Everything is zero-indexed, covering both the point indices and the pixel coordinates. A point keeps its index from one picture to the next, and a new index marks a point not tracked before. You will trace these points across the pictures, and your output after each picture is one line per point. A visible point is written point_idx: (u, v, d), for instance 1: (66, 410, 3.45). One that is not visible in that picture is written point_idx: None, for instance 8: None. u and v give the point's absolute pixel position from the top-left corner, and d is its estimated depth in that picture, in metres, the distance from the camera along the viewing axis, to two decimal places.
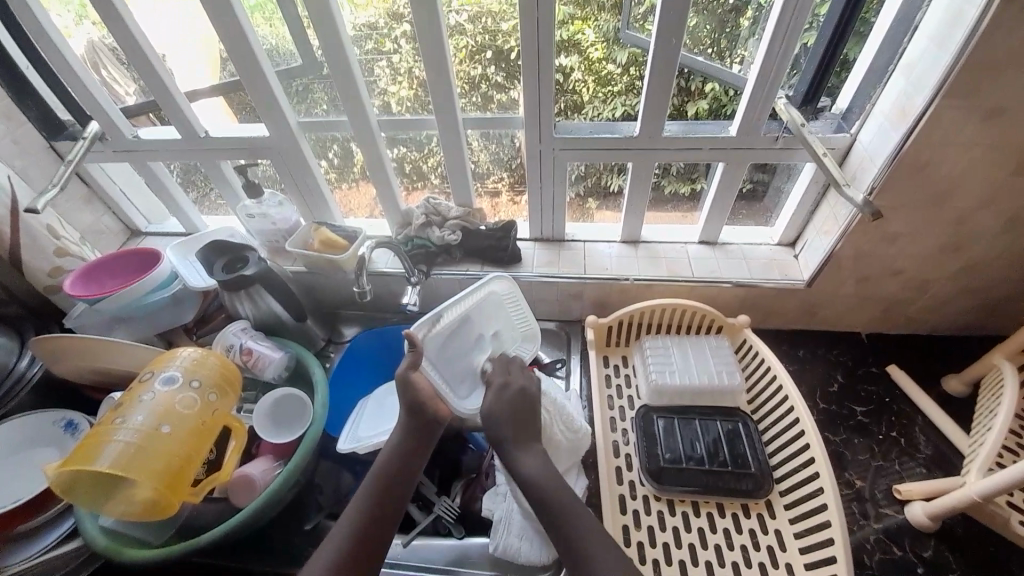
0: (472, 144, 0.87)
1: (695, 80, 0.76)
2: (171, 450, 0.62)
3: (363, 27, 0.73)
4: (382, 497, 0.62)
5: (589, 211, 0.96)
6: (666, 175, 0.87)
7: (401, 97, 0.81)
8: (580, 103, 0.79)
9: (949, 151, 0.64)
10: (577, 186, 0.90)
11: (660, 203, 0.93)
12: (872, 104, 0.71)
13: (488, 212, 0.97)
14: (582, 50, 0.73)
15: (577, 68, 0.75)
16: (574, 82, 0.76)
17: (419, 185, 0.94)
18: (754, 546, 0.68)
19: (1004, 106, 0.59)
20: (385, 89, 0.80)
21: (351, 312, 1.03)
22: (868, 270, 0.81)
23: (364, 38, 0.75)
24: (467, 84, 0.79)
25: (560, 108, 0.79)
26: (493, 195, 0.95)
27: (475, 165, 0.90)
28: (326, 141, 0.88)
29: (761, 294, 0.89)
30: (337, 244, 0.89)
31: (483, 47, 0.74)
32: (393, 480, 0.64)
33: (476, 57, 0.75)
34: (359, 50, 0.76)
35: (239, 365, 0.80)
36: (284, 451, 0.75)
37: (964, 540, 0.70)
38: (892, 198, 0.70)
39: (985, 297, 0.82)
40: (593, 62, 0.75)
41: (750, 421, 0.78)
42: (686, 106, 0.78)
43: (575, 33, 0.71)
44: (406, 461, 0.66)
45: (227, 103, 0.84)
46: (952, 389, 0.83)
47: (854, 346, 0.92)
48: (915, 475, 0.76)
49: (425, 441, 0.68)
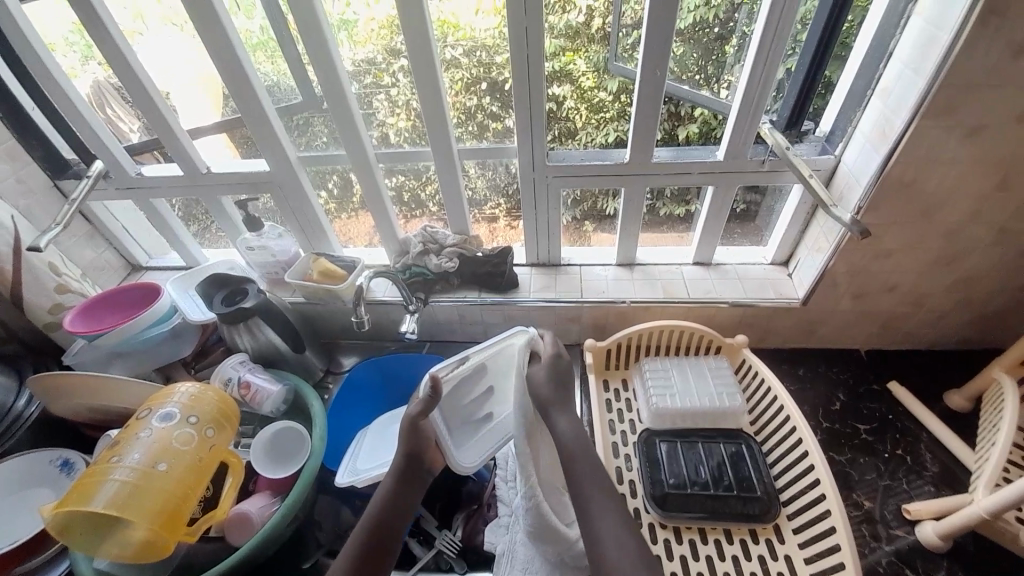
0: (469, 172, 0.89)
1: (684, 106, 0.78)
2: (167, 489, 0.61)
3: (362, 63, 0.76)
4: (373, 540, 0.60)
5: (585, 235, 0.97)
6: (660, 197, 0.89)
7: (399, 128, 0.83)
8: (574, 130, 0.81)
9: (931, 170, 0.66)
10: (573, 210, 0.92)
11: (655, 225, 0.94)
12: (853, 126, 0.73)
13: (486, 237, 0.98)
14: (574, 79, 0.76)
15: (570, 97, 0.77)
16: (567, 110, 0.79)
17: (417, 213, 0.96)
18: (763, 572, 0.66)
19: (982, 124, 0.61)
20: (384, 121, 0.83)
21: (350, 341, 1.03)
22: (862, 287, 0.82)
23: (363, 73, 0.77)
24: (463, 115, 0.81)
25: (554, 135, 0.81)
26: (490, 221, 0.96)
27: (472, 192, 0.91)
28: (326, 173, 0.89)
29: (758, 313, 0.89)
30: (335, 274, 0.89)
31: (478, 80, 0.77)
32: (386, 510, 0.62)
33: (472, 89, 0.78)
34: (358, 84, 0.78)
35: (237, 399, 0.79)
36: (281, 486, 0.73)
37: (979, 561, 0.68)
38: (880, 217, 0.72)
39: (979, 311, 0.83)
40: (585, 90, 0.77)
41: (753, 443, 0.77)
42: (676, 130, 0.81)
43: (566, 63, 0.74)
44: (399, 502, 0.63)
45: (230, 139, 0.86)
46: (955, 405, 0.83)
47: (854, 363, 0.92)
48: (924, 494, 0.75)
49: (418, 471, 0.65)
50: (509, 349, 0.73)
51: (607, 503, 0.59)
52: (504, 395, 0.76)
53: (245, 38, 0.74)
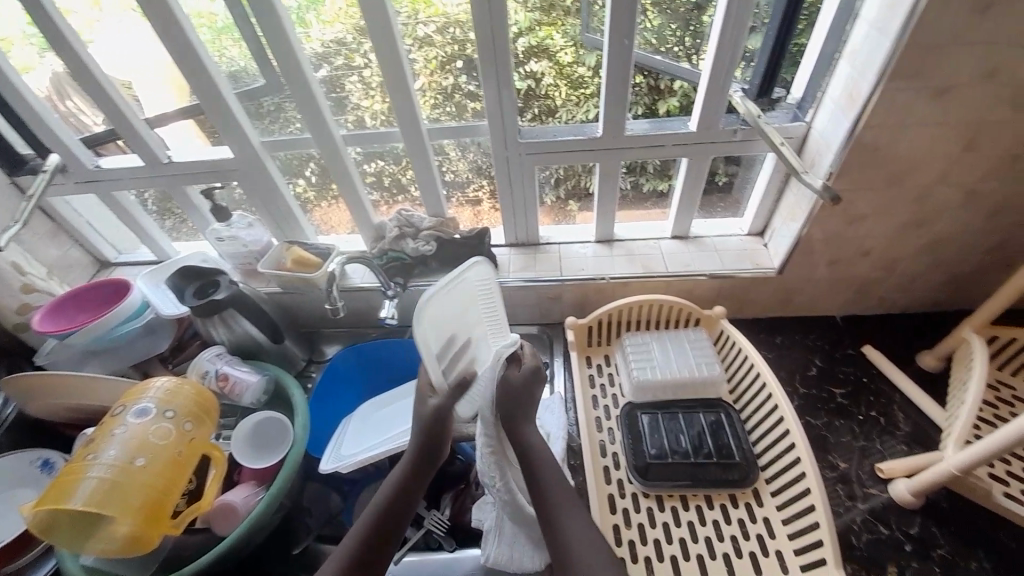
0: (449, 154, 0.87)
1: (663, 79, 0.77)
2: (149, 483, 0.61)
3: (331, 44, 0.73)
4: (382, 525, 0.62)
5: (570, 213, 0.96)
6: (643, 173, 0.88)
7: (375, 111, 0.81)
8: (554, 107, 0.80)
9: (900, 132, 0.66)
10: (557, 189, 0.91)
11: (639, 200, 0.93)
12: (822, 91, 0.73)
13: (470, 220, 0.97)
14: (552, 55, 0.75)
15: (548, 73, 0.76)
16: (546, 87, 0.77)
17: (398, 198, 0.94)
18: (743, 535, 0.68)
19: (948, 85, 0.61)
20: (358, 104, 0.80)
21: (331, 329, 1.01)
22: (836, 253, 0.82)
23: (334, 54, 0.74)
24: (439, 95, 0.79)
25: (535, 114, 0.80)
26: (473, 204, 0.95)
27: (454, 175, 0.90)
28: (302, 159, 0.87)
29: (736, 284, 0.90)
30: (308, 262, 0.87)
31: (453, 58, 0.74)
32: (390, 505, 0.63)
33: (447, 67, 0.76)
34: (329, 67, 0.76)
35: (216, 391, 0.78)
36: (266, 476, 0.73)
37: (947, 515, 0.71)
38: (849, 183, 0.72)
39: (950, 273, 0.85)
40: (564, 66, 0.75)
41: (732, 411, 0.78)
42: (657, 104, 0.80)
43: (543, 38, 0.73)
44: (408, 489, 0.65)
45: (197, 126, 0.82)
46: (926, 365, 0.85)
47: (831, 329, 0.93)
48: (896, 452, 0.77)
49: (418, 477, 0.66)
50: (460, 286, 0.68)
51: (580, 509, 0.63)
52: (476, 305, 0.72)
53: (208, 22, 0.71)
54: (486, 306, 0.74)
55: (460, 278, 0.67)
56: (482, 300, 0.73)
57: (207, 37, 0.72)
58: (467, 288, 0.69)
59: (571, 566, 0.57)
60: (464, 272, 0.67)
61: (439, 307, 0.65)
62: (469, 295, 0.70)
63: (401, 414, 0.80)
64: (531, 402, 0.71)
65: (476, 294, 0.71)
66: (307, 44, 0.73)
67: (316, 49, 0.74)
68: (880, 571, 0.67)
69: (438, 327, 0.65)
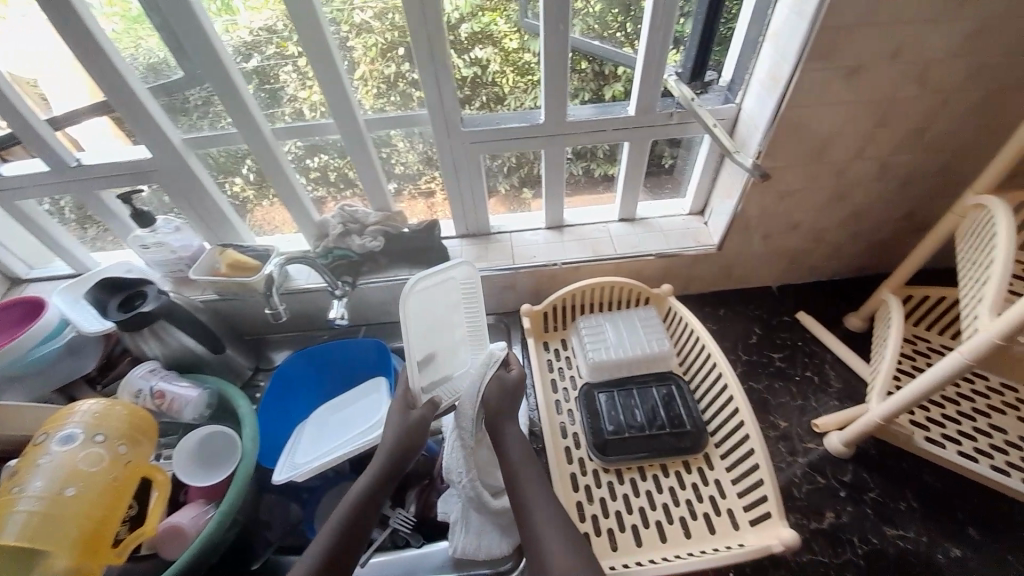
0: (398, 145, 0.84)
1: (607, 65, 0.78)
2: (87, 512, 0.57)
3: (261, 32, 0.68)
4: (351, 527, 0.61)
5: (525, 201, 0.96)
6: (593, 158, 0.89)
7: (314, 102, 0.76)
8: (502, 95, 0.79)
9: (819, 112, 0.70)
10: (510, 177, 0.91)
11: (591, 185, 0.95)
12: (750, 74, 0.76)
13: (425, 212, 0.95)
14: (497, 41, 0.73)
15: (494, 60, 0.74)
16: (492, 74, 0.76)
17: (346, 193, 0.91)
18: (698, 498, 0.72)
19: (859, 65, 0.65)
20: (295, 95, 0.75)
21: (279, 334, 0.97)
22: (770, 227, 0.87)
23: (264, 43, 0.69)
24: (382, 83, 0.75)
25: (483, 102, 0.79)
26: (427, 196, 0.93)
27: (404, 167, 0.87)
28: (239, 156, 0.81)
29: (681, 262, 0.93)
30: (245, 265, 0.83)
31: (394, 45, 0.71)
32: (360, 508, 0.63)
33: (389, 55, 0.72)
34: (260, 57, 0.71)
35: (152, 409, 0.73)
36: (215, 492, 0.70)
37: (873, 459, 0.78)
38: (776, 161, 0.76)
39: (869, 240, 0.92)
40: (510, 53, 0.74)
41: (682, 383, 0.82)
42: (603, 89, 0.80)
43: (488, 23, 0.71)
44: (376, 492, 0.64)
45: (116, 125, 0.74)
46: (852, 325, 0.93)
47: (769, 299, 0.99)
48: (829, 407, 0.84)
49: (379, 492, 0.65)
50: (446, 282, 0.71)
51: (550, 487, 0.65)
52: (460, 307, 0.74)
53: (123, 9, 0.63)
54: (469, 312, 0.76)
55: (448, 274, 0.71)
56: (467, 304, 0.75)
57: (121, 26, 0.65)
58: (452, 286, 0.72)
59: (533, 543, 0.59)
60: (451, 269, 0.71)
61: (420, 295, 0.69)
62: (454, 294, 0.73)
63: (359, 416, 0.78)
64: (503, 398, 0.72)
65: (462, 297, 0.74)
66: (233, 33, 0.68)
67: (245, 38, 0.69)
68: (819, 517, 0.73)
69: (418, 315, 0.69)
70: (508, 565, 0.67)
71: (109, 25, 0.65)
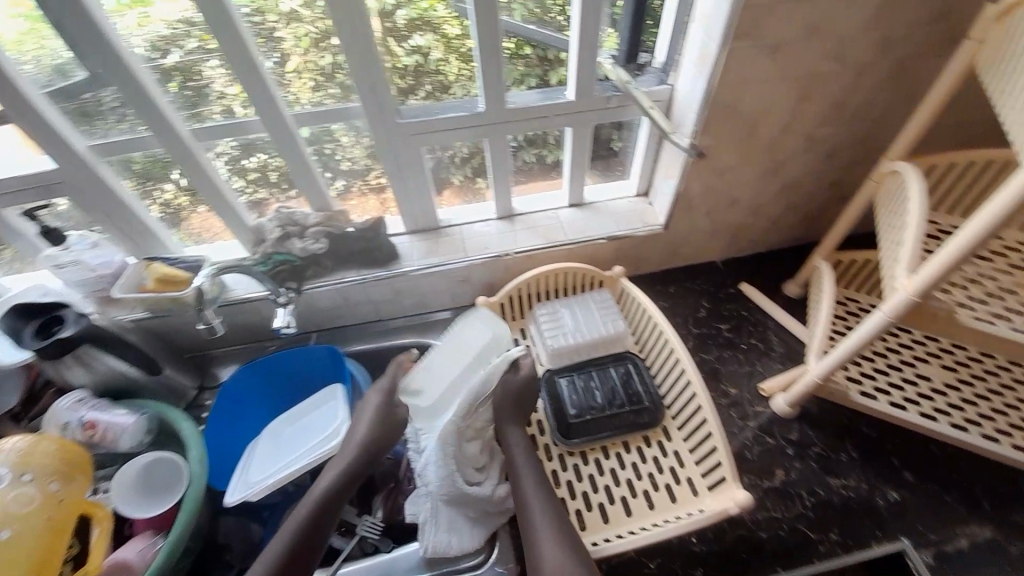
0: (342, 140, 0.80)
1: (550, 51, 0.77)
2: (22, 559, 0.53)
3: (178, 24, 0.63)
4: (315, 522, 0.63)
5: (479, 191, 0.95)
6: (545, 144, 0.89)
7: (244, 99, 0.71)
8: (447, 83, 0.76)
9: (748, 89, 0.72)
10: (464, 168, 0.90)
11: (545, 171, 0.95)
12: (681, 56, 0.78)
13: (378, 208, 0.92)
14: (437, 27, 0.70)
15: (436, 47, 0.72)
16: (435, 62, 0.73)
17: (290, 192, 0.85)
18: (658, 469, 0.74)
19: (781, 42, 0.67)
20: (223, 92, 0.70)
21: (222, 349, 0.92)
22: (712, 204, 0.90)
23: (183, 36, 0.64)
24: (319, 76, 0.71)
25: (429, 91, 0.77)
26: (379, 191, 0.89)
27: (352, 162, 0.83)
28: (163, 161, 0.75)
29: (630, 244, 0.95)
30: (176, 279, 0.77)
31: (327, 34, 0.67)
32: (324, 502, 0.65)
33: (322, 45, 0.68)
34: (180, 52, 0.65)
35: (84, 442, 0.68)
36: (163, 521, 0.66)
37: (814, 416, 0.84)
38: (710, 140, 0.78)
39: (802, 211, 0.97)
40: (451, 39, 0.71)
41: (638, 360, 0.84)
42: (548, 75, 0.80)
43: (426, 9, 0.68)
44: (342, 489, 0.67)
45: (22, 133, 0.66)
46: (790, 292, 0.98)
47: (715, 273, 1.03)
48: (773, 371, 0.89)
49: (343, 489, 0.67)
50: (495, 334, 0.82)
51: (530, 477, 0.68)
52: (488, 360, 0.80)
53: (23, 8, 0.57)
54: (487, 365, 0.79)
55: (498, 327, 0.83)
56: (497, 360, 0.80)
57: (25, 27, 0.59)
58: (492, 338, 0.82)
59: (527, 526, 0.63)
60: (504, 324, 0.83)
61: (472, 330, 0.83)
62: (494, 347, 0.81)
63: (316, 425, 0.76)
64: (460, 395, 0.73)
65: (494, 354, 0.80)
66: (147, 27, 0.62)
67: (161, 32, 0.63)
68: (769, 474, 0.78)
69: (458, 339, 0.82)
70: (479, 558, 0.67)
71: (10, 25, 0.58)
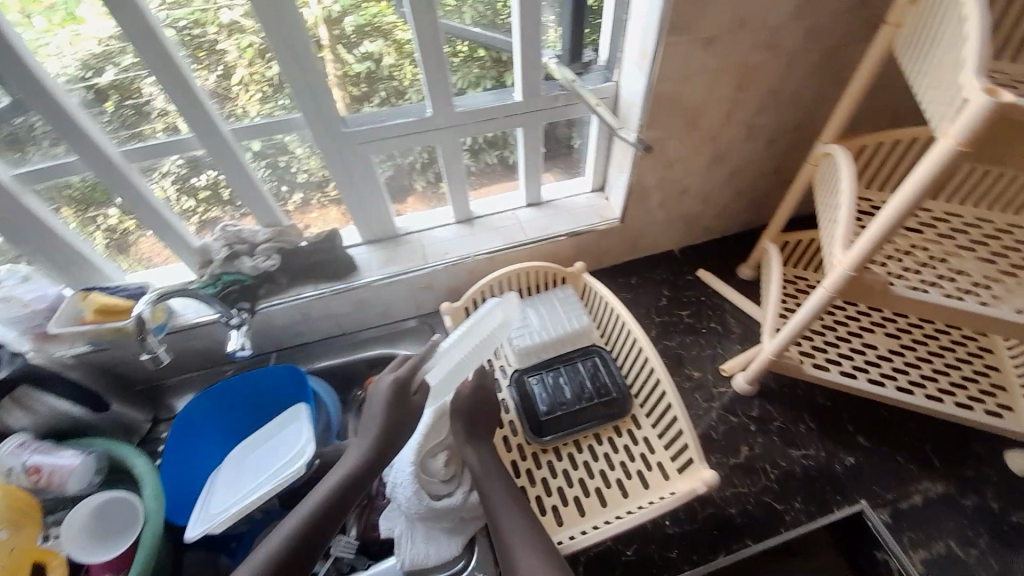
0: (296, 152, 0.78)
1: (502, 53, 0.77)
2: None
3: (112, 41, 0.60)
4: (322, 520, 0.59)
5: (441, 195, 0.94)
6: (505, 145, 0.90)
7: None
8: (401, 89, 0.76)
9: (689, 80, 0.75)
10: (426, 174, 0.89)
11: (510, 172, 0.95)
12: (621, 53, 0.79)
13: (340, 220, 0.90)
14: (387, 33, 0.69)
15: (387, 53, 0.71)
16: (388, 68, 0.73)
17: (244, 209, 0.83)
18: (629, 458, 0.76)
19: (713, 34, 0.70)
20: (165, 110, 0.67)
21: (176, 377, 0.88)
22: (665, 195, 0.93)
23: (117, 53, 0.61)
24: (266, 87, 0.69)
25: (383, 98, 0.76)
26: (338, 202, 0.87)
27: (309, 174, 0.81)
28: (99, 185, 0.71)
29: (589, 239, 0.97)
30: (116, 308, 0.73)
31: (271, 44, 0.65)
32: (335, 499, 0.60)
33: (267, 56, 0.66)
34: (115, 69, 0.62)
35: (28, 488, 0.64)
36: (120, 563, 0.63)
37: (774, 392, 0.87)
38: (656, 133, 0.80)
39: (751, 196, 1.01)
40: (402, 45, 0.71)
41: (604, 352, 0.86)
42: (503, 76, 0.80)
43: (376, 15, 0.67)
44: (357, 484, 0.62)
45: None
46: (744, 275, 1.02)
47: (673, 261, 1.06)
48: (732, 352, 0.92)
49: (358, 486, 0.62)
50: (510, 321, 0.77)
51: (499, 486, 0.68)
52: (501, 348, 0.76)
53: None
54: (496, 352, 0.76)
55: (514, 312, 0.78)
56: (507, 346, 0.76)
57: None
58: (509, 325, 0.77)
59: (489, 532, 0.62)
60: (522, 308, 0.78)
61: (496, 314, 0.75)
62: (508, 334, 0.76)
63: (281, 445, 0.74)
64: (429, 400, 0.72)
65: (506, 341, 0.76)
66: (80, 45, 0.59)
67: (94, 49, 0.60)
68: (735, 452, 0.81)
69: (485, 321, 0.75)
70: (459, 566, 0.67)
71: None
